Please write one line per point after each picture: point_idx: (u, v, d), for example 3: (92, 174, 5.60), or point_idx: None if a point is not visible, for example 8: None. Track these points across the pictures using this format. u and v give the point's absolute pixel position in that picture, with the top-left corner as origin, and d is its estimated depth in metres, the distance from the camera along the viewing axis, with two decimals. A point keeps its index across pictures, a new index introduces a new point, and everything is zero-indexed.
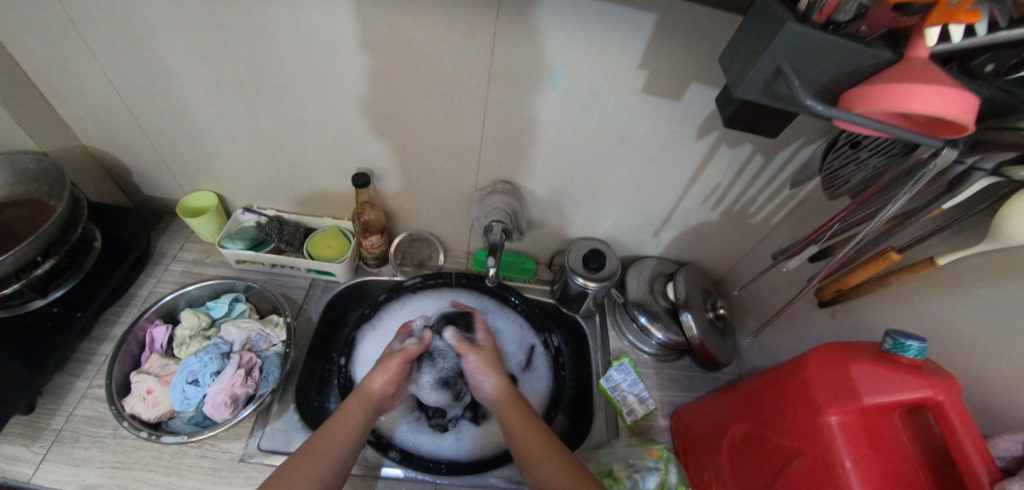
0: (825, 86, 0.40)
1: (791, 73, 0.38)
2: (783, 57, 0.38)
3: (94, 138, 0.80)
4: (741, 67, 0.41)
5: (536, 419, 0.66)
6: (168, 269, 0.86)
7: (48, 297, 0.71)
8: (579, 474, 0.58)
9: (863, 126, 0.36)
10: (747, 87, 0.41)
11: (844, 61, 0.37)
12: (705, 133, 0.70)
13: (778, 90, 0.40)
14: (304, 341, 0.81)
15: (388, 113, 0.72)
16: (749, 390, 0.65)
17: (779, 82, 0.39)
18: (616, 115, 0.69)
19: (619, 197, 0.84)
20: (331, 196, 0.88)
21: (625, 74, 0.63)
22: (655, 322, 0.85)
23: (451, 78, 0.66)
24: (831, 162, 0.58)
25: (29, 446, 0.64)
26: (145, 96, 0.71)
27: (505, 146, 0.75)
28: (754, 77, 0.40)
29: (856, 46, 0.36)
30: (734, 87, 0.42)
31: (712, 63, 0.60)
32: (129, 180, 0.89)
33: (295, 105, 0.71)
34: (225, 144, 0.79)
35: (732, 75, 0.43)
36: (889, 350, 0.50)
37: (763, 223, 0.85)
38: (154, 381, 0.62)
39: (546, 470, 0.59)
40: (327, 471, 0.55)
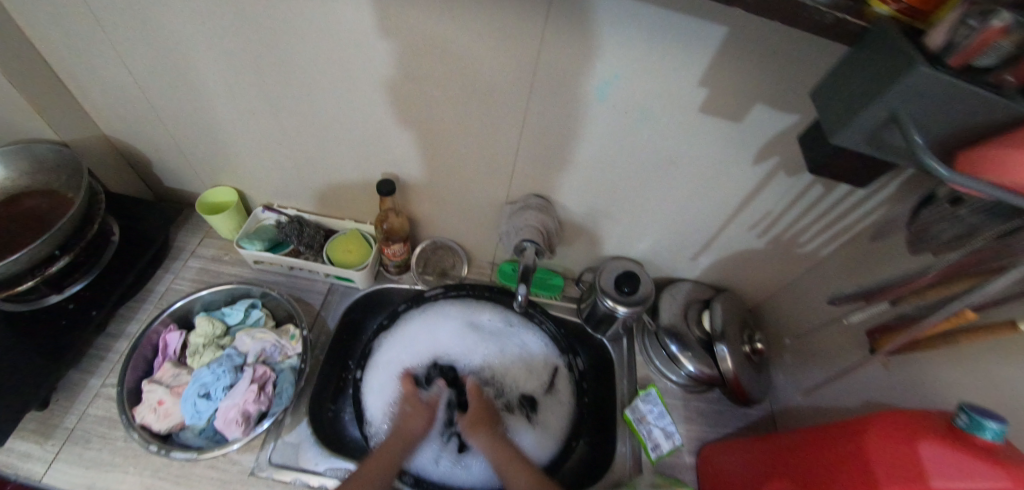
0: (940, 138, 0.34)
1: (908, 123, 0.32)
2: (901, 103, 0.32)
3: (116, 127, 0.78)
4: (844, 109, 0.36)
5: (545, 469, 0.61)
6: (186, 265, 0.84)
7: (63, 292, 0.70)
8: None
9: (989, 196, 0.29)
10: (850, 133, 0.36)
11: (972, 111, 0.31)
12: (762, 159, 0.64)
13: (885, 138, 0.35)
14: (321, 349, 0.79)
15: (416, 117, 0.67)
16: (796, 446, 0.60)
17: (891, 132, 0.34)
18: (664, 134, 0.63)
19: (657, 218, 0.78)
20: (353, 199, 0.84)
21: (681, 91, 0.57)
22: (687, 352, 0.80)
23: (487, 85, 0.61)
24: (924, 216, 0.51)
25: (42, 443, 0.63)
26: (165, 88, 0.69)
27: (540, 158, 0.70)
28: (860, 122, 0.34)
29: (994, 96, 0.30)
30: (831, 132, 0.37)
31: (781, 87, 0.54)
32: (149, 171, 0.88)
33: (319, 105, 0.68)
34: (246, 140, 0.76)
35: (832, 117, 0.38)
36: (962, 428, 0.43)
37: (811, 254, 0.77)
38: (165, 392, 0.61)
39: None
40: None
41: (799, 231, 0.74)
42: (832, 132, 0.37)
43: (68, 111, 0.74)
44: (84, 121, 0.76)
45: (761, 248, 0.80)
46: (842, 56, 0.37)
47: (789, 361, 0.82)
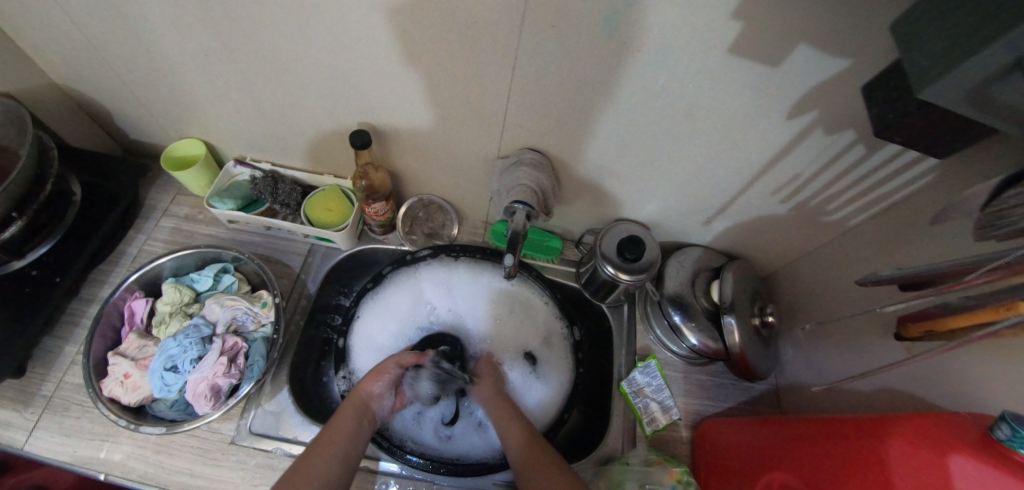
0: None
1: None
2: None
3: (64, 74, 0.70)
4: (939, 55, 0.28)
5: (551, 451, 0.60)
6: (159, 225, 0.79)
7: (26, 258, 0.65)
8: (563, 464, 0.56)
9: None
10: (943, 89, 0.28)
11: None
12: (798, 114, 0.54)
13: (994, 95, 0.27)
14: (301, 314, 0.75)
15: (393, 60, 0.58)
16: (797, 433, 0.57)
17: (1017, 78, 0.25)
18: (683, 81, 0.53)
19: (670, 177, 0.69)
20: (332, 152, 0.76)
21: (707, 27, 0.46)
22: (690, 323, 0.74)
23: (471, 18, 0.50)
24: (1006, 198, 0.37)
25: (21, 411, 0.63)
26: (106, 26, 0.60)
27: (538, 108, 0.61)
28: (968, 69, 0.26)
29: None
30: (917, 86, 0.28)
31: (837, 21, 0.43)
32: (111, 123, 0.81)
33: (279, 44, 0.58)
34: (205, 87, 0.68)
35: (916, 65, 0.29)
36: (1003, 440, 0.38)
37: (837, 223, 0.68)
38: (130, 366, 0.58)
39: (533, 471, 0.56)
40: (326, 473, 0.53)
41: (829, 198, 0.65)
42: (916, 85, 0.29)
43: (6, 56, 0.66)
44: (28, 68, 0.69)
45: (784, 215, 0.71)
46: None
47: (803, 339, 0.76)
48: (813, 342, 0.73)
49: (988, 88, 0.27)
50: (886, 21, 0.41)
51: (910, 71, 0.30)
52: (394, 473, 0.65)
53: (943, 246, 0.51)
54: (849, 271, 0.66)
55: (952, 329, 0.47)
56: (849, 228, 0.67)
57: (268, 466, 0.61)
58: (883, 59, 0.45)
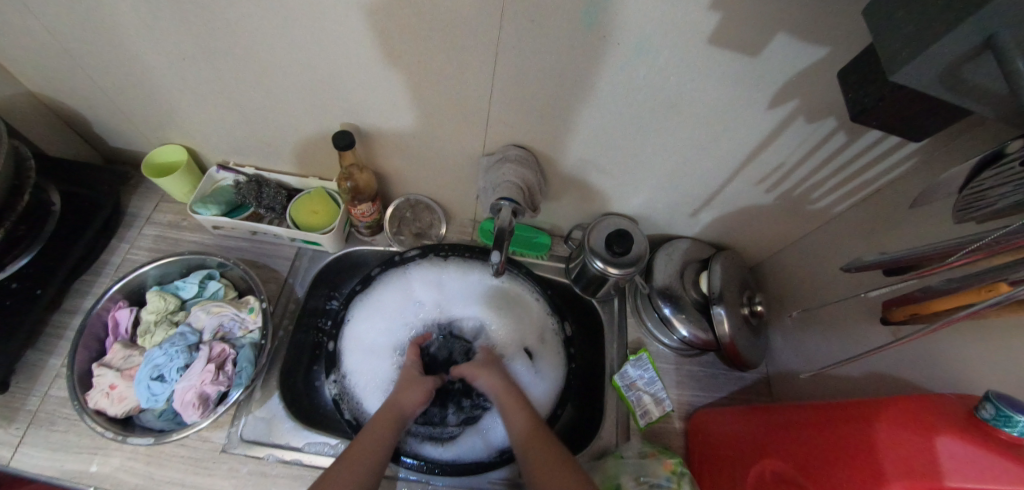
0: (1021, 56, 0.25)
1: (1010, 54, 0.24)
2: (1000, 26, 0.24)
3: (38, 81, 0.69)
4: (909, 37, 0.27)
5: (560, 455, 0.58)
6: (142, 233, 0.78)
7: (5, 270, 0.63)
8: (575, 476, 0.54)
9: None
10: (915, 72, 0.28)
11: None
12: (779, 103, 0.54)
13: (965, 76, 0.27)
14: (289, 318, 0.74)
15: (372, 59, 0.57)
16: (786, 420, 0.57)
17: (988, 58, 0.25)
18: (664, 73, 0.53)
19: (655, 170, 0.69)
20: (315, 154, 0.76)
21: (685, 18, 0.46)
22: (680, 315, 0.74)
23: (450, 14, 0.50)
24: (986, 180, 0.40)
25: (6, 427, 0.61)
26: (78, 32, 0.59)
27: (521, 105, 0.61)
28: (939, 50, 0.26)
29: None
30: (891, 69, 0.29)
31: (812, 9, 0.43)
32: (89, 130, 0.80)
33: (258, 47, 0.57)
34: (184, 91, 0.67)
35: (888, 48, 0.29)
36: (986, 420, 0.39)
37: (823, 211, 0.69)
38: (116, 376, 0.57)
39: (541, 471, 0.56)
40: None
41: (813, 186, 0.65)
42: (889, 68, 0.29)
43: None
44: (0, 77, 0.67)
45: (769, 205, 0.72)
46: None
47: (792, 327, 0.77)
48: (802, 331, 0.74)
49: (958, 70, 0.27)
50: (861, 7, 0.41)
51: (884, 55, 0.30)
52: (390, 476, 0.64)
53: (924, 231, 0.51)
54: (835, 258, 0.67)
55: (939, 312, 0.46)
56: (834, 215, 0.68)
57: (260, 473, 0.61)
58: (860, 46, 0.46)
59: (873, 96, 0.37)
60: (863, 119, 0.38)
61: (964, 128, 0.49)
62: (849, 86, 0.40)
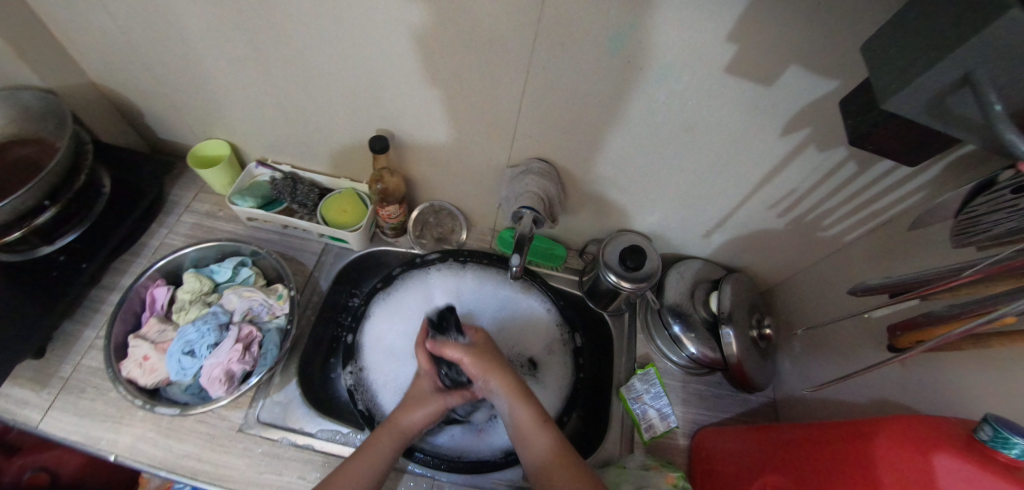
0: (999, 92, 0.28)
1: (986, 88, 0.27)
2: (979, 64, 0.27)
3: (104, 74, 0.75)
4: (898, 70, 0.31)
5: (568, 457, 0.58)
6: (181, 220, 0.83)
7: (55, 244, 0.69)
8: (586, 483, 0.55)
9: None
10: (903, 101, 0.31)
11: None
12: (792, 131, 0.57)
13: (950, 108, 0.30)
14: (312, 310, 0.78)
15: (413, 71, 0.62)
16: (788, 438, 0.58)
17: (965, 92, 0.28)
18: (683, 97, 0.57)
19: (671, 189, 0.72)
20: (349, 156, 0.80)
21: (705, 47, 0.50)
22: (689, 333, 0.76)
23: (489, 34, 0.54)
24: (978, 206, 0.43)
25: (38, 391, 0.65)
26: (149, 32, 0.65)
27: (548, 121, 0.65)
28: (924, 82, 0.29)
29: None
30: (883, 98, 0.32)
31: (823, 44, 0.46)
32: (142, 122, 0.86)
33: (311, 55, 0.63)
34: (236, 91, 0.72)
35: (881, 77, 0.32)
36: (985, 441, 0.39)
37: (834, 238, 0.71)
38: (150, 348, 0.61)
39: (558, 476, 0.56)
40: None
41: (825, 213, 0.68)
42: (881, 96, 0.32)
43: (53, 56, 0.71)
44: (72, 68, 0.74)
45: (781, 230, 0.74)
46: (895, 13, 0.33)
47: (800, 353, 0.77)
48: (810, 357, 0.75)
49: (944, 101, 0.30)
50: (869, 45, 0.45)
51: (878, 85, 0.33)
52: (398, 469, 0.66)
53: (929, 260, 0.53)
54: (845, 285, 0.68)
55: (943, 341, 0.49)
56: (845, 243, 0.70)
57: (273, 455, 0.63)
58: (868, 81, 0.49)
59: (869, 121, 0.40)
60: (865, 145, 0.41)
61: (969, 164, 0.51)
62: (846, 110, 0.42)
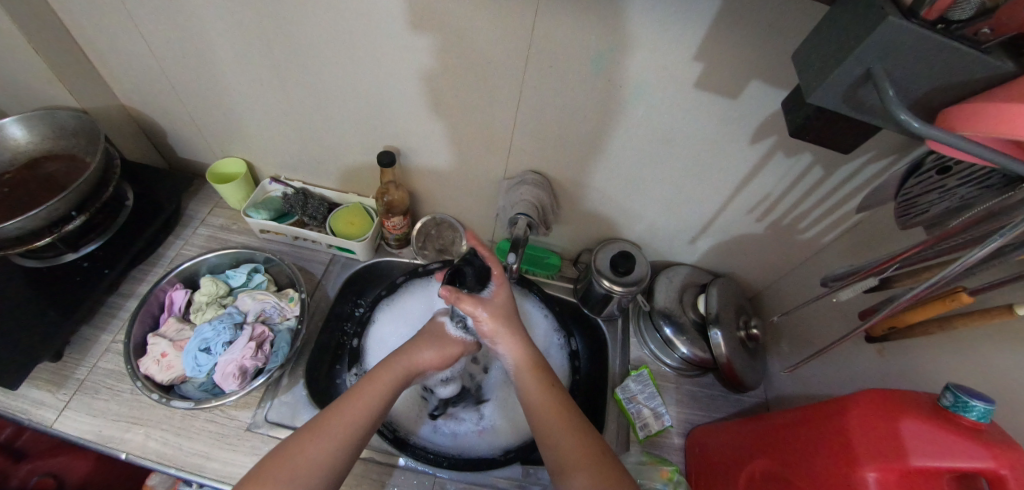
0: (902, 86, 0.34)
1: (885, 80, 0.33)
2: (877, 61, 0.33)
3: (134, 99, 0.82)
4: (821, 69, 0.37)
5: (583, 424, 0.60)
6: (196, 233, 0.88)
7: (79, 252, 0.74)
8: (599, 448, 0.57)
9: (945, 141, 0.31)
10: (826, 94, 0.37)
11: (922, 56, 0.32)
12: (760, 139, 0.64)
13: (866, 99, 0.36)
14: (320, 315, 0.81)
15: (417, 92, 0.68)
16: (773, 424, 0.61)
17: (869, 86, 0.34)
18: (660, 110, 0.63)
19: (657, 198, 0.78)
20: (357, 173, 0.86)
21: (676, 65, 0.57)
22: (680, 334, 0.80)
23: (487, 58, 0.61)
24: (911, 188, 0.53)
25: (54, 392, 0.67)
26: (181, 60, 0.72)
27: (541, 136, 0.71)
28: (838, 78, 0.35)
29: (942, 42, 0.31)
30: (810, 92, 0.38)
31: (777, 60, 0.53)
32: (165, 143, 0.92)
33: (326, 79, 0.70)
34: (255, 113, 0.79)
35: (808, 76, 0.39)
36: (947, 406, 0.43)
37: (812, 240, 0.76)
38: (168, 345, 0.65)
39: (565, 439, 0.58)
40: (339, 448, 0.53)
41: (799, 216, 0.73)
42: (807, 91, 0.38)
43: (91, 83, 0.78)
44: (105, 93, 0.81)
45: (760, 234, 0.79)
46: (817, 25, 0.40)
47: (788, 352, 0.81)
48: (796, 356, 0.78)
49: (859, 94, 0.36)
50: None
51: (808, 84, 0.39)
52: (399, 465, 0.68)
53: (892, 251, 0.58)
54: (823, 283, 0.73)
55: (912, 324, 0.54)
56: (820, 245, 0.75)
57: None
58: None
59: (807, 117, 0.45)
60: (805, 136, 0.47)
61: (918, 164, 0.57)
62: (787, 108, 0.48)
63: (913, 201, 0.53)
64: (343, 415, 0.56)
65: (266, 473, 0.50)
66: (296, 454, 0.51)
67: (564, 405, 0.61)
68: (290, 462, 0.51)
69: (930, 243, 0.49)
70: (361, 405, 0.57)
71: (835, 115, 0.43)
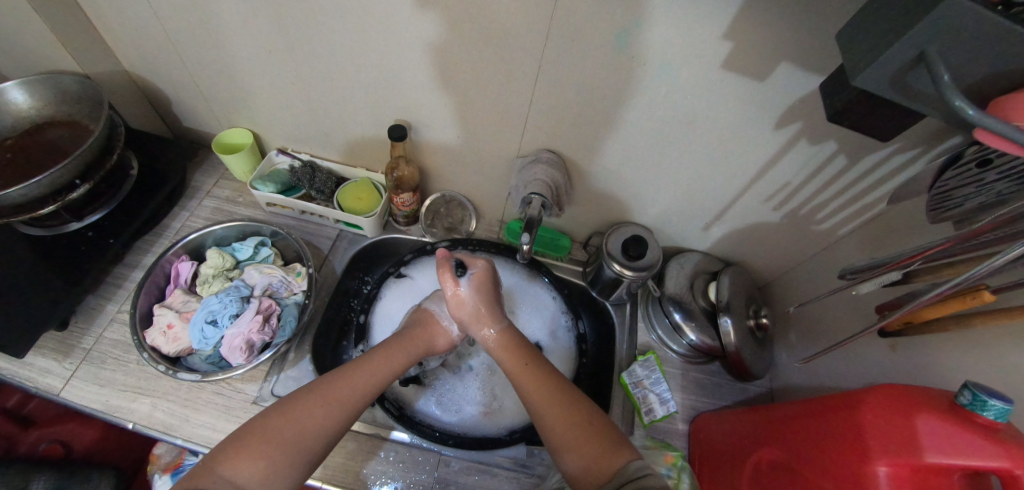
0: (955, 71, 0.32)
1: (938, 63, 0.31)
2: (931, 42, 0.31)
3: (137, 64, 0.80)
4: (867, 51, 0.35)
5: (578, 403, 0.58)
6: (202, 204, 0.86)
7: (84, 220, 0.73)
8: (595, 425, 0.55)
9: (1003, 132, 0.29)
10: (871, 78, 0.35)
11: (981, 40, 0.30)
12: (785, 124, 0.61)
13: (914, 86, 0.34)
14: (326, 290, 0.81)
15: (430, 65, 0.66)
16: (781, 414, 0.61)
17: (920, 71, 0.32)
18: (682, 91, 0.61)
19: (672, 183, 0.76)
20: (366, 147, 0.84)
21: (704, 43, 0.54)
22: (689, 321, 0.79)
23: (505, 31, 0.59)
24: (948, 179, 0.51)
25: (61, 361, 0.67)
26: (184, 24, 0.69)
27: (557, 115, 0.69)
28: (886, 62, 0.33)
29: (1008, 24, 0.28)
30: (854, 76, 0.36)
31: (812, 41, 0.51)
32: (169, 111, 0.90)
33: (335, 48, 0.67)
34: (261, 82, 0.76)
35: (853, 59, 0.36)
36: (964, 404, 0.42)
37: (828, 232, 0.74)
38: (174, 317, 0.64)
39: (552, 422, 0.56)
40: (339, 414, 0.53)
41: (818, 206, 0.71)
42: (852, 74, 0.36)
43: (92, 46, 0.75)
44: (107, 57, 0.78)
45: (776, 223, 0.77)
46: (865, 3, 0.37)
47: (796, 342, 0.81)
48: (805, 347, 0.78)
49: (906, 79, 0.34)
50: None
51: (851, 67, 0.37)
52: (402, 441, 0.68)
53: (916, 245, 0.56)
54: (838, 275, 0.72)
55: (928, 320, 0.53)
56: (837, 236, 0.74)
57: None
58: None
59: (843, 102, 0.43)
60: (841, 121, 0.45)
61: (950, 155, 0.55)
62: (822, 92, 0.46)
63: (947, 193, 0.52)
64: (351, 382, 0.55)
65: (268, 426, 0.49)
66: (301, 412, 0.51)
67: (557, 378, 0.62)
68: (295, 420, 0.50)
69: (955, 241, 0.48)
70: (365, 376, 0.57)
71: (876, 100, 0.41)
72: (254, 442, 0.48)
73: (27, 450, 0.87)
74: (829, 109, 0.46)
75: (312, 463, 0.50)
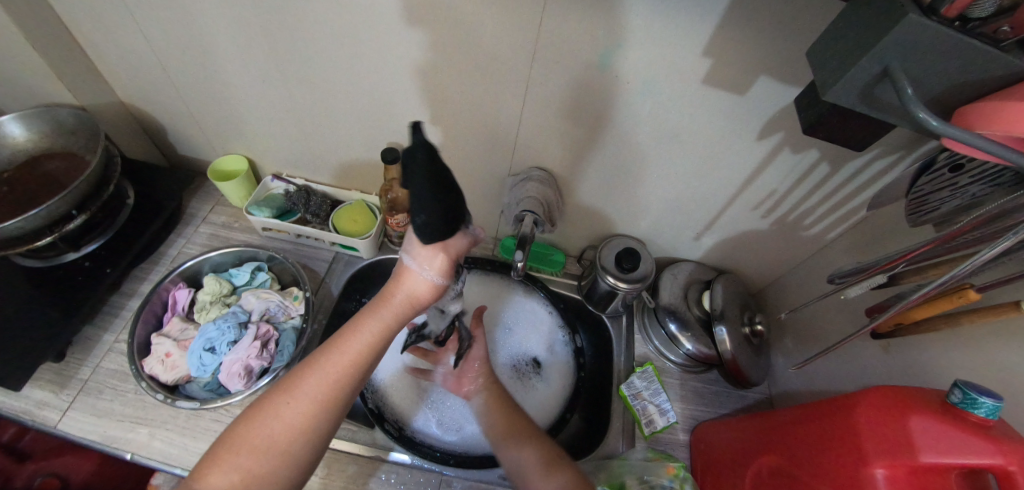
0: (919, 84, 0.33)
1: (901, 77, 0.33)
2: (893, 58, 0.33)
3: (133, 95, 0.81)
4: (837, 66, 0.37)
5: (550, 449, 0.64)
6: (198, 231, 0.87)
7: (80, 250, 0.73)
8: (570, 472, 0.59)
9: (966, 141, 0.30)
10: (840, 92, 0.37)
11: (939, 55, 0.32)
12: (767, 135, 0.63)
13: (882, 98, 0.36)
14: (323, 313, 0.81)
15: (421, 89, 0.68)
16: (779, 420, 0.61)
17: (885, 84, 0.34)
18: (666, 106, 0.63)
19: (662, 194, 0.78)
20: (360, 169, 0.85)
21: (684, 60, 0.56)
22: (685, 330, 0.79)
23: (492, 54, 0.61)
24: (923, 186, 0.53)
25: (57, 393, 0.67)
26: (181, 56, 0.71)
27: (546, 133, 0.70)
28: (853, 77, 0.35)
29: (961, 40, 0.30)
30: (824, 90, 0.38)
31: (786, 56, 0.53)
32: (165, 139, 0.91)
33: (328, 75, 0.69)
34: (256, 110, 0.78)
35: (823, 73, 0.38)
36: (956, 403, 0.43)
37: (817, 237, 0.76)
38: (172, 345, 0.65)
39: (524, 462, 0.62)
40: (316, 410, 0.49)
41: (805, 212, 0.73)
42: (822, 89, 0.38)
43: (89, 79, 0.77)
44: (104, 90, 0.79)
45: (765, 230, 0.79)
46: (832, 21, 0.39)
47: (792, 348, 0.81)
48: (801, 352, 0.78)
49: (873, 92, 0.35)
50: None
51: (822, 82, 0.39)
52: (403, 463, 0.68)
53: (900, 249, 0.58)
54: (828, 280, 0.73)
55: (918, 320, 0.54)
56: (825, 241, 0.75)
57: None
58: None
59: (818, 114, 0.45)
60: (818, 133, 0.47)
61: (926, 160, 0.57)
62: (799, 106, 0.48)
63: (923, 199, 0.53)
64: (321, 373, 0.50)
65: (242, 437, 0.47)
66: (271, 414, 0.48)
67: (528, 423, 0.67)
68: (265, 425, 0.47)
69: (936, 243, 0.49)
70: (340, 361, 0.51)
71: (848, 112, 0.42)
72: (232, 454, 0.46)
73: (21, 486, 0.86)
74: (806, 122, 0.47)
75: (298, 467, 0.48)
